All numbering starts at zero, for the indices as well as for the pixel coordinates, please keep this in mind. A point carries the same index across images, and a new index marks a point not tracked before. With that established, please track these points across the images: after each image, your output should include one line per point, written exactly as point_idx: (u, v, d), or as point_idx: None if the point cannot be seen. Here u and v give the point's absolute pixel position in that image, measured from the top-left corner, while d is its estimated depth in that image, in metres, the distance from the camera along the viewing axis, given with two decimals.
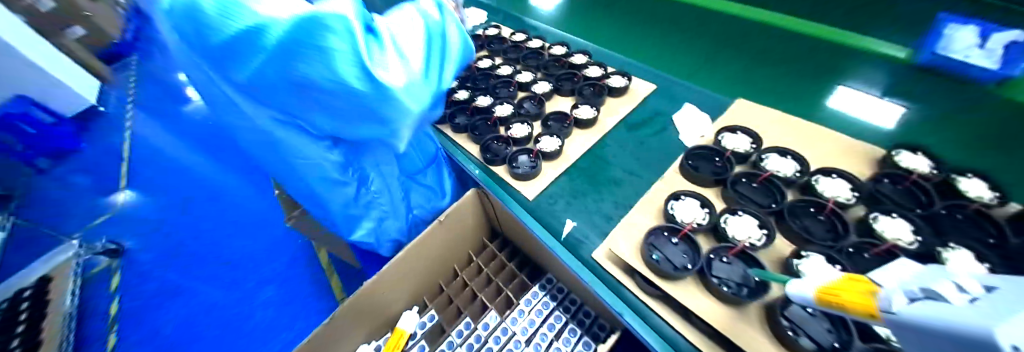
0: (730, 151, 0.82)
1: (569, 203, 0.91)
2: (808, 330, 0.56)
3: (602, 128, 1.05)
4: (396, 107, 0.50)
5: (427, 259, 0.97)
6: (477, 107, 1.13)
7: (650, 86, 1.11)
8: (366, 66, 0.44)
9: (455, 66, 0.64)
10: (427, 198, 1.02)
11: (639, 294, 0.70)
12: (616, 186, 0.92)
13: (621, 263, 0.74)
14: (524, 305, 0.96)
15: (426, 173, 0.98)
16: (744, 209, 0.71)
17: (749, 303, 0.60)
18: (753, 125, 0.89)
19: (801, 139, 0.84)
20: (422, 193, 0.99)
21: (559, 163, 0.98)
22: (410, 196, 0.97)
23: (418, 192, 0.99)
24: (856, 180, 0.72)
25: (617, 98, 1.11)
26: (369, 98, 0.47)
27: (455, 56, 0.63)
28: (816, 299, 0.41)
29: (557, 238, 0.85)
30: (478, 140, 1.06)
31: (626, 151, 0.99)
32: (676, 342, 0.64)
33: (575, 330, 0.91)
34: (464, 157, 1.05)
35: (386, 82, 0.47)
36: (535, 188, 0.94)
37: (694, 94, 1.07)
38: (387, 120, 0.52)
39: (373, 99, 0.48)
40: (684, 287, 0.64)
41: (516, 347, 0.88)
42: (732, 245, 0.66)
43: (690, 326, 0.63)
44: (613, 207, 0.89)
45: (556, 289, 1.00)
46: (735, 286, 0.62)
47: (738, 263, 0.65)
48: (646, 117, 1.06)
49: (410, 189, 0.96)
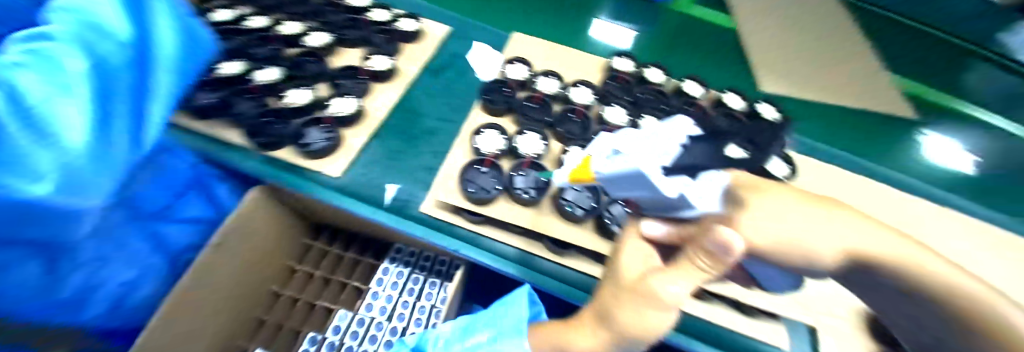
0: (513, 80, 0.91)
1: (385, 167, 0.83)
2: (579, 203, 0.72)
3: (404, 78, 0.95)
4: (88, 176, 0.40)
5: (217, 297, 0.73)
6: (226, 77, 0.81)
7: (440, 27, 1.07)
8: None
9: (172, 82, 0.53)
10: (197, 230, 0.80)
11: (469, 228, 0.74)
12: (431, 136, 0.90)
13: (449, 207, 0.76)
14: (376, 287, 0.89)
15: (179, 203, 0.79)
16: (529, 128, 0.83)
17: (541, 200, 0.73)
18: (530, 53, 1.01)
19: (564, 58, 1.02)
20: (182, 231, 0.78)
21: (363, 126, 0.85)
22: (161, 234, 0.74)
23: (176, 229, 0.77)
24: (593, 86, 0.94)
25: (413, 43, 1.02)
26: (42, 161, 0.36)
27: (167, 64, 0.52)
28: (571, 181, 0.50)
29: (382, 207, 0.77)
30: (236, 121, 0.77)
31: (433, 99, 0.96)
32: (507, 254, 0.72)
33: (437, 281, 0.92)
34: (225, 149, 0.77)
35: (72, 137, 0.38)
36: (340, 161, 0.80)
37: (481, 33, 1.12)
38: (83, 195, 0.40)
39: (53, 177, 0.37)
40: (498, 207, 0.72)
41: (377, 331, 0.81)
42: (524, 161, 0.77)
43: (514, 236, 0.73)
44: (433, 157, 0.87)
45: (407, 254, 0.96)
46: (530, 191, 0.72)
47: (532, 172, 0.76)
48: (443, 61, 1.04)
49: (157, 228, 0.74)
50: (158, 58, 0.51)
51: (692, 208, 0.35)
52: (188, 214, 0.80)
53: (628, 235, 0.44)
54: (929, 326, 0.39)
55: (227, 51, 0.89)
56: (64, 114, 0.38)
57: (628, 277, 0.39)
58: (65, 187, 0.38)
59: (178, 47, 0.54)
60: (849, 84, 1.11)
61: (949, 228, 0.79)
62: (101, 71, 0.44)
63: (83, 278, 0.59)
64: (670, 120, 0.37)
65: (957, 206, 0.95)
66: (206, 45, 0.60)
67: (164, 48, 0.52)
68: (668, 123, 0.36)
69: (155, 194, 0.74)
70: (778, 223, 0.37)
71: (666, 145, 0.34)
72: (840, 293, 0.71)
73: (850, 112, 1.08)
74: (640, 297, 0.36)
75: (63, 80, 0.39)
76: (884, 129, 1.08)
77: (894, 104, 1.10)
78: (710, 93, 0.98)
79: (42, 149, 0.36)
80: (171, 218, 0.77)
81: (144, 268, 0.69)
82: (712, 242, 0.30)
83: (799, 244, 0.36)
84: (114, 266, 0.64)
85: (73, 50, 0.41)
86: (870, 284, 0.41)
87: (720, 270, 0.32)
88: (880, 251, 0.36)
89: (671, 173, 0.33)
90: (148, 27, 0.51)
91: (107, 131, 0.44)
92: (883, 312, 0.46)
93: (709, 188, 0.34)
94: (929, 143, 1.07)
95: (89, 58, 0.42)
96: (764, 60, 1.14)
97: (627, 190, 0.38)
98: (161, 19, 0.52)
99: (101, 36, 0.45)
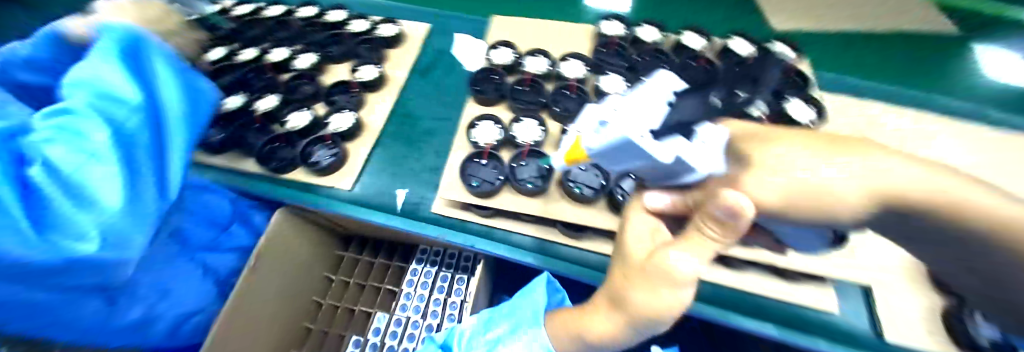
0: (502, 65, 0.89)
1: (393, 174, 0.84)
2: (586, 182, 0.71)
3: (395, 83, 0.95)
4: (129, 230, 0.42)
5: (263, 313, 0.77)
6: (228, 112, 0.86)
7: (424, 25, 1.06)
8: (56, 230, 0.37)
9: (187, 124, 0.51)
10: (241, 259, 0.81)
11: (481, 222, 0.74)
12: (430, 137, 0.90)
13: (458, 204, 0.76)
14: (408, 288, 0.91)
15: (229, 232, 0.79)
16: (526, 114, 0.80)
17: (548, 187, 0.70)
18: (518, 36, 0.97)
19: (554, 35, 0.97)
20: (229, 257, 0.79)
21: (364, 138, 0.86)
22: (211, 262, 0.76)
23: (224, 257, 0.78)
24: (586, 57, 0.90)
25: (398, 48, 1.03)
26: (81, 221, 0.38)
27: (177, 108, 0.49)
28: (567, 164, 0.47)
29: (395, 213, 0.79)
30: (249, 151, 0.83)
31: (428, 99, 0.96)
32: (524, 244, 0.72)
33: (463, 277, 0.92)
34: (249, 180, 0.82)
35: (108, 198, 0.40)
36: (349, 174, 0.81)
37: (467, 25, 1.10)
38: (126, 243, 0.42)
39: (94, 235, 0.39)
40: (503, 197, 0.71)
41: (415, 329, 0.84)
42: (523, 149, 0.75)
43: (526, 224, 0.73)
44: (436, 157, 0.87)
45: (432, 254, 0.96)
46: (535, 181, 0.71)
47: (533, 161, 0.75)
48: (433, 59, 1.03)
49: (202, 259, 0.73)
50: (172, 107, 0.48)
51: (693, 171, 0.33)
52: (234, 243, 0.80)
53: (633, 209, 0.43)
54: (978, 261, 0.35)
55: (227, 86, 0.92)
56: (91, 180, 0.39)
57: (635, 257, 0.39)
58: (107, 241, 0.40)
59: (185, 93, 0.51)
60: (867, 18, 1.08)
61: (1012, 151, 0.73)
62: (119, 135, 0.42)
63: (140, 313, 0.61)
64: (651, 82, 0.34)
65: (998, 121, 0.91)
66: (208, 91, 0.57)
67: (172, 95, 0.48)
68: (649, 86, 0.33)
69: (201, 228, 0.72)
70: (794, 172, 0.33)
71: (655, 107, 0.32)
72: (890, 242, 0.65)
73: (872, 45, 1.05)
74: (654, 277, 0.34)
75: (87, 150, 0.39)
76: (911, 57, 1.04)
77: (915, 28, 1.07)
78: (716, 44, 0.91)
79: (84, 212, 0.38)
80: (220, 247, 0.78)
81: (198, 295, 0.71)
82: (718, 208, 0.28)
83: (817, 193, 0.32)
84: (173, 297, 0.67)
85: (95, 119, 0.41)
86: (913, 227, 0.36)
87: (733, 237, 0.30)
88: (914, 191, 0.31)
89: (661, 137, 0.31)
90: (154, 83, 0.48)
91: (140, 192, 0.44)
92: (934, 258, 0.42)
93: (706, 147, 0.33)
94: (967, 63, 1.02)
95: (105, 125, 0.41)
96: (776, 9, 1.11)
97: (623, 161, 0.35)
98: (166, 73, 0.49)
99: (117, 105, 0.43)
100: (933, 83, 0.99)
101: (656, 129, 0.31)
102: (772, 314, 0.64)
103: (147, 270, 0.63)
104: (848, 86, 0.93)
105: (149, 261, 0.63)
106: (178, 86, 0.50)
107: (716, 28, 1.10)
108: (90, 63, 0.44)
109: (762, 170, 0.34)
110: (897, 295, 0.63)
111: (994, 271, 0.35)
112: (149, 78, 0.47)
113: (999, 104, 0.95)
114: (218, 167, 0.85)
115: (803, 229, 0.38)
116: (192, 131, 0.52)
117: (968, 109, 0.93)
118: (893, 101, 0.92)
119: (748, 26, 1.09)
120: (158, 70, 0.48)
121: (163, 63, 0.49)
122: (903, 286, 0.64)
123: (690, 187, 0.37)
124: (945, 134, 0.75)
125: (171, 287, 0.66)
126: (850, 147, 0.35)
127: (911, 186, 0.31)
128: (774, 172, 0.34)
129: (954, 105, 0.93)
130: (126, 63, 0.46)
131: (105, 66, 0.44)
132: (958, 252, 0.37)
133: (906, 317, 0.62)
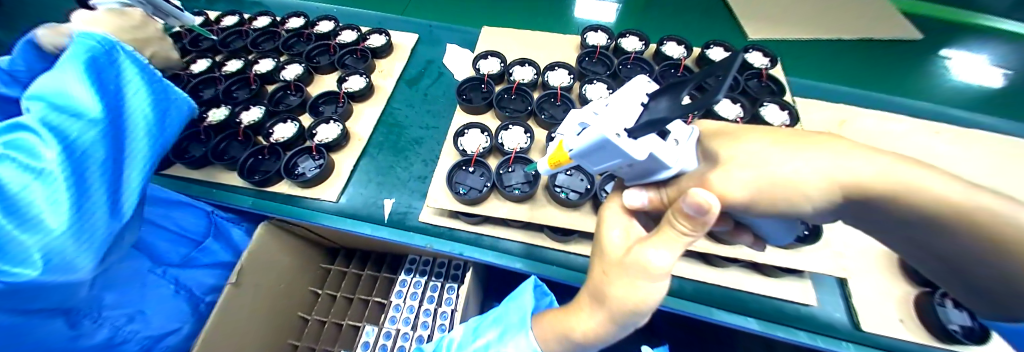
0: (488, 74, 0.90)
1: (380, 184, 0.84)
2: (572, 187, 0.72)
3: (382, 94, 0.96)
4: (77, 251, 0.39)
5: (247, 328, 0.75)
6: (213, 125, 0.86)
7: (411, 36, 1.07)
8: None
9: (151, 139, 0.50)
10: (222, 275, 0.78)
11: (470, 229, 0.74)
12: (418, 145, 0.90)
13: (447, 212, 0.76)
14: (397, 299, 0.89)
15: (204, 248, 0.75)
16: (513, 121, 0.82)
17: (535, 193, 0.71)
18: (504, 45, 1.00)
19: (539, 44, 1.00)
20: (207, 273, 0.76)
21: (351, 148, 0.86)
22: (185, 279, 0.71)
23: (201, 273, 0.74)
24: (570, 66, 0.92)
25: (386, 58, 1.03)
26: (24, 243, 0.36)
27: (143, 124, 0.49)
28: (552, 167, 0.48)
29: (382, 223, 0.78)
30: (232, 165, 0.82)
31: (415, 109, 0.96)
32: (512, 250, 0.73)
33: (454, 286, 0.91)
34: (228, 193, 0.82)
35: (51, 220, 0.37)
36: (333, 186, 0.81)
37: (454, 35, 1.12)
38: (73, 267, 0.39)
39: (37, 259, 0.36)
40: (491, 204, 0.71)
41: (405, 341, 0.82)
42: (510, 156, 0.76)
43: (515, 231, 0.73)
44: (424, 166, 0.87)
45: (422, 263, 0.96)
46: (522, 187, 0.73)
47: (520, 167, 0.77)
48: (420, 68, 1.04)
49: (177, 276, 0.70)
50: (137, 124, 0.48)
51: (667, 168, 0.34)
52: (211, 260, 0.77)
53: (610, 206, 0.44)
54: (934, 248, 0.37)
55: (209, 98, 0.91)
56: (30, 198, 0.36)
57: (613, 253, 0.40)
58: (50, 265, 0.37)
59: (155, 107, 0.51)
60: (830, 25, 1.15)
61: (973, 147, 0.77)
62: (71, 149, 0.40)
63: (107, 335, 0.59)
64: (628, 84, 0.35)
65: (958, 120, 0.97)
66: (182, 102, 0.56)
67: (139, 112, 0.48)
68: (626, 87, 0.35)
69: (175, 244, 0.71)
70: (754, 170, 0.35)
71: (629, 107, 0.34)
72: (861, 236, 0.69)
73: (837, 49, 1.12)
74: (633, 271, 0.36)
75: (35, 167, 0.37)
76: (874, 61, 1.11)
77: (875, 32, 1.14)
78: (693, 51, 0.95)
79: (26, 233, 0.36)
80: (196, 264, 0.74)
81: (175, 314, 0.69)
82: (687, 205, 0.29)
83: (778, 189, 0.35)
84: (145, 318, 0.65)
85: (47, 133, 0.38)
86: (877, 219, 0.38)
87: (702, 231, 0.31)
88: (872, 186, 0.33)
89: (636, 136, 0.32)
90: (124, 98, 0.47)
91: (91, 212, 0.41)
92: (904, 250, 0.43)
93: (679, 146, 0.34)
94: (925, 67, 1.10)
95: (56, 140, 0.39)
96: (749, 15, 1.17)
97: (603, 161, 0.37)
98: (139, 88, 0.49)
99: (71, 116, 0.41)
100: (894, 86, 1.06)
101: (631, 127, 0.33)
102: (754, 310, 0.66)
103: (108, 289, 0.59)
104: (818, 88, 0.99)
105: (108, 279, 0.58)
106: (146, 100, 0.50)
107: (693, 35, 1.15)
108: (52, 70, 0.41)
109: (728, 165, 0.36)
110: (871, 288, 0.66)
111: (956, 260, 0.37)
112: (117, 92, 0.47)
113: (955, 104, 1.02)
114: (199, 181, 0.84)
115: (773, 222, 0.41)
116: (157, 147, 0.51)
117: (930, 109, 0.98)
118: (860, 102, 0.97)
119: (723, 33, 1.15)
120: (127, 83, 0.48)
121: (134, 76, 0.49)
122: (876, 279, 0.66)
123: (665, 184, 0.38)
124: (913, 131, 0.78)
125: (145, 309, 0.64)
126: (812, 141, 0.37)
127: (861, 176, 0.34)
128: (740, 170, 0.36)
129: (919, 105, 0.99)
130: (91, 71, 0.44)
131: (69, 74, 0.42)
132: (924, 244, 0.38)
133: (882, 308, 0.64)
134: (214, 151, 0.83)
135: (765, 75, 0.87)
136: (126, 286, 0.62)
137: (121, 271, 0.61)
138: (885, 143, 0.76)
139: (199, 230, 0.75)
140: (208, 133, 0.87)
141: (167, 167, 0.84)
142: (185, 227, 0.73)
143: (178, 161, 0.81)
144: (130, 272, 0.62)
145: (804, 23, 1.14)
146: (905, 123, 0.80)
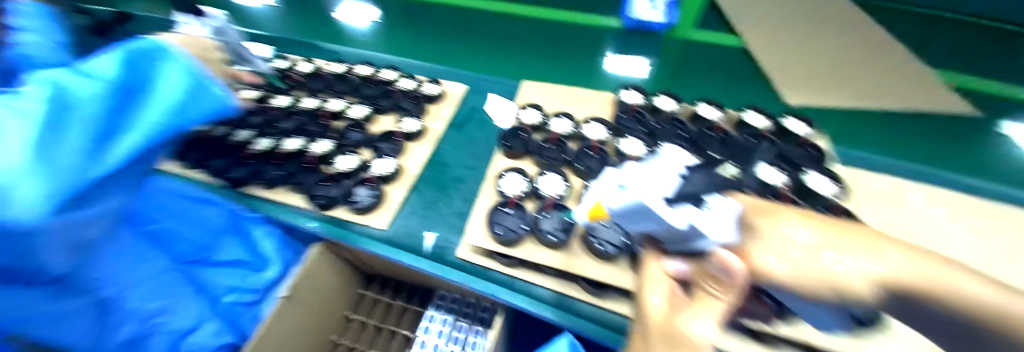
0: (529, 124, 0.99)
1: (424, 217, 0.91)
2: (610, 239, 0.72)
3: (431, 135, 1.06)
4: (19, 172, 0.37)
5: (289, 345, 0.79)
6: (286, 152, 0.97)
7: (461, 86, 1.21)
8: None
9: (167, 119, 0.53)
10: (240, 275, 0.94)
11: (504, 271, 0.77)
12: (460, 184, 0.98)
13: (482, 250, 0.80)
14: (423, 335, 0.91)
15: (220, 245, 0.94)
16: (550, 169, 0.87)
17: (570, 241, 0.75)
18: (545, 99, 1.09)
19: (577, 100, 1.08)
20: (224, 272, 0.94)
21: (402, 181, 0.95)
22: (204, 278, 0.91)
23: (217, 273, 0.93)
24: (606, 121, 0.99)
25: (438, 104, 1.16)
26: None
27: (163, 102, 0.53)
28: (591, 219, 0.52)
29: (423, 254, 0.83)
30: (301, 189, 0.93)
31: (460, 150, 1.05)
32: (544, 296, 0.75)
33: (480, 329, 0.91)
34: (293, 214, 0.92)
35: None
36: (383, 215, 0.88)
37: (499, 87, 1.25)
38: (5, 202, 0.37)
39: None
40: (526, 246, 0.76)
41: None
42: (547, 201, 0.80)
43: (548, 277, 0.75)
44: (464, 203, 0.93)
45: (450, 301, 0.98)
46: (559, 233, 0.74)
47: (557, 213, 0.79)
48: (467, 115, 1.15)
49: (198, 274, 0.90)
50: (157, 101, 0.53)
51: (706, 237, 0.36)
52: (228, 257, 0.95)
53: (650, 268, 0.47)
54: None
55: (287, 129, 1.05)
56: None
57: (654, 319, 0.42)
58: None
59: (186, 92, 0.56)
60: (875, 91, 1.13)
61: None
62: (59, 96, 0.43)
63: (129, 328, 0.73)
64: (665, 158, 0.41)
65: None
66: (221, 98, 0.61)
67: (166, 90, 0.54)
68: (665, 160, 0.41)
69: (197, 247, 0.91)
70: (794, 254, 0.35)
71: (666, 176, 0.38)
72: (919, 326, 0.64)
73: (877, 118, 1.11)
74: (676, 342, 0.38)
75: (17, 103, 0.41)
76: (919, 133, 1.09)
77: (923, 101, 1.12)
78: (728, 114, 0.99)
79: None
80: (211, 262, 0.93)
81: (196, 310, 0.85)
82: (716, 262, 0.36)
83: (823, 273, 0.33)
84: (170, 313, 0.80)
85: (49, 86, 0.43)
86: None
87: (735, 295, 0.35)
88: None
89: (673, 203, 0.36)
90: (154, 80, 0.54)
91: (54, 149, 0.41)
92: None
93: (718, 216, 0.36)
94: (979, 144, 1.06)
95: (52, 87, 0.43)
96: (786, 79, 1.19)
97: (640, 223, 0.41)
98: (171, 74, 0.55)
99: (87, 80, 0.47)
100: (945, 162, 1.02)
101: (669, 195, 0.37)
102: None
103: (127, 286, 0.73)
104: (859, 158, 0.98)
105: (130, 274, 0.74)
106: (180, 86, 0.55)
107: (725, 98, 1.20)
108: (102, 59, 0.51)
109: (760, 246, 0.36)
110: None
111: None
112: (148, 75, 0.54)
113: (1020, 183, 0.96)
114: (268, 200, 0.95)
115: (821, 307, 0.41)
116: (172, 128, 0.55)
117: (987, 187, 0.94)
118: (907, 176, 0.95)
119: (757, 97, 1.19)
120: (163, 74, 0.55)
121: (175, 69, 0.56)
122: None
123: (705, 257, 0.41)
124: (968, 210, 0.75)
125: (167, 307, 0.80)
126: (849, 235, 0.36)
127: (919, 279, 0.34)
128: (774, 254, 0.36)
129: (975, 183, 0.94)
130: (131, 59, 0.52)
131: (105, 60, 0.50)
132: None
133: None
134: (285, 175, 0.94)
135: (806, 141, 0.88)
136: (138, 281, 0.76)
137: (138, 266, 0.76)
138: (936, 219, 0.74)
139: (220, 229, 0.95)
140: (281, 159, 0.98)
141: (241, 186, 0.95)
142: (209, 226, 0.94)
143: (254, 181, 0.92)
144: (152, 270, 0.79)
145: (844, 91, 1.14)
146: (960, 201, 0.77)
